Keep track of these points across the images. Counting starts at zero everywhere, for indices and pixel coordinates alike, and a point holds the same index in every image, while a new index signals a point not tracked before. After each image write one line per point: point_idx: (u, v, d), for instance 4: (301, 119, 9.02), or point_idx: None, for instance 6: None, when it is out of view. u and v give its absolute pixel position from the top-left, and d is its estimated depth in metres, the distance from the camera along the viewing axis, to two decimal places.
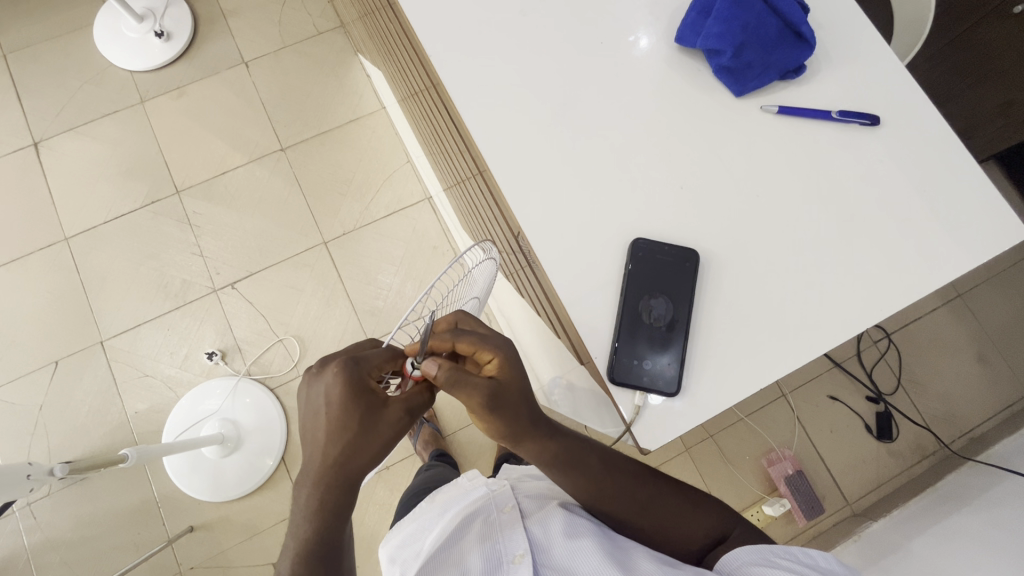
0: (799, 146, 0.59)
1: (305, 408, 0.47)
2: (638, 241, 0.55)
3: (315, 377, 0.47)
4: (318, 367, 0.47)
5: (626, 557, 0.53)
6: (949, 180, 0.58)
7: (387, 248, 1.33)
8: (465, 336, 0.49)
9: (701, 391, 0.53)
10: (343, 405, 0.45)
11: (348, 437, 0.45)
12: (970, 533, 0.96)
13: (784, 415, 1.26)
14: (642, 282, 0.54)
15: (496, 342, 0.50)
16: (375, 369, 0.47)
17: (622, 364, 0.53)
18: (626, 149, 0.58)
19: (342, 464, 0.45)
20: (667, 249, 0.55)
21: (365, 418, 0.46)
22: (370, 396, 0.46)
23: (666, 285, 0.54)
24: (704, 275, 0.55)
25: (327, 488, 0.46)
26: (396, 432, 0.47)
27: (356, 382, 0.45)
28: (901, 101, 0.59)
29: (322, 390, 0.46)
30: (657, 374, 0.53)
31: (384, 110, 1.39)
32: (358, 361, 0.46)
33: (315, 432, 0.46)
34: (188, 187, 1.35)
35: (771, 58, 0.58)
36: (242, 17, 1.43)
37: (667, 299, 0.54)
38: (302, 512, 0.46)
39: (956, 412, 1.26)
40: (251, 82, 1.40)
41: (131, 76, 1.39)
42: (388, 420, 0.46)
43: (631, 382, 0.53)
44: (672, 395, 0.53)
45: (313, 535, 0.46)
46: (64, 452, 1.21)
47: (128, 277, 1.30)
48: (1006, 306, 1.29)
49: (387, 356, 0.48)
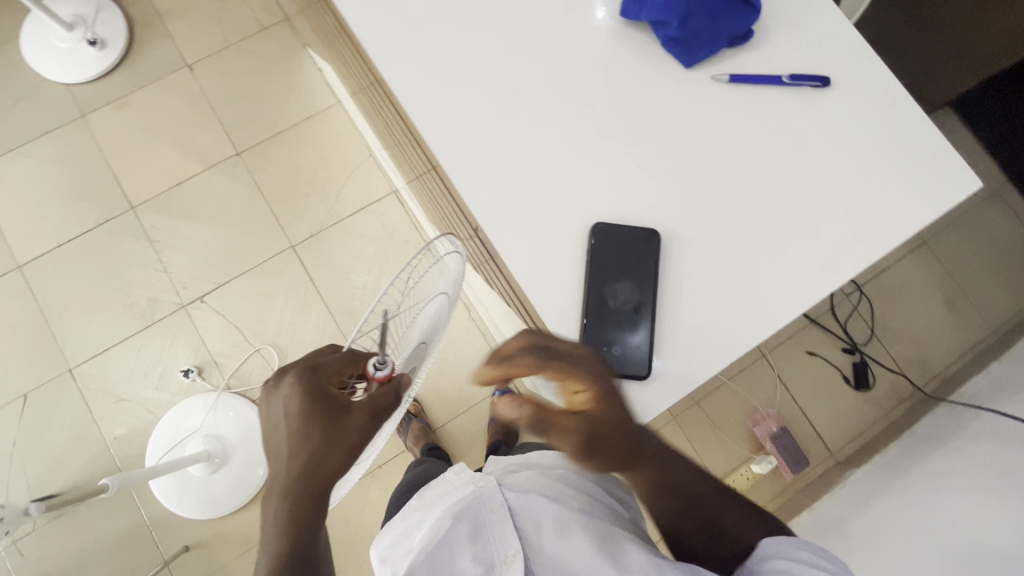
0: (753, 113, 0.58)
1: (266, 422, 0.47)
2: (599, 226, 0.55)
3: (273, 391, 0.47)
4: (275, 380, 0.47)
5: (614, 546, 0.54)
6: (902, 136, 0.58)
7: (357, 246, 1.30)
8: (554, 366, 0.47)
9: (672, 371, 0.54)
10: (303, 415, 0.44)
11: (310, 448, 0.44)
12: (947, 473, 1.00)
13: (765, 375, 1.28)
14: (605, 268, 0.54)
15: (585, 371, 0.48)
16: (334, 375, 0.46)
17: (592, 352, 0.53)
18: (581, 130, 0.57)
19: (308, 476, 0.44)
20: (627, 231, 0.55)
21: (326, 427, 0.44)
22: (330, 402, 0.44)
23: (628, 266, 0.53)
24: (666, 253, 0.55)
25: (294, 501, 0.45)
26: (361, 439, 0.43)
27: (314, 390, 0.45)
28: (850, 59, 0.59)
29: (281, 403, 0.45)
30: (627, 357, 0.53)
31: (340, 104, 1.35)
32: (316, 369, 0.45)
33: (279, 447, 0.45)
34: (143, 202, 1.30)
35: (718, 26, 0.57)
36: (180, 18, 1.37)
37: (631, 281, 0.54)
38: (272, 527, 0.47)
39: (928, 356, 1.30)
40: (197, 86, 1.34)
41: (68, 90, 1.32)
42: (351, 427, 0.43)
43: (602, 367, 0.52)
44: (645, 378, 0.53)
45: (287, 548, 0.47)
46: (44, 486, 1.17)
47: (90, 300, 1.26)
48: (969, 249, 1.33)
49: (346, 359, 0.47)
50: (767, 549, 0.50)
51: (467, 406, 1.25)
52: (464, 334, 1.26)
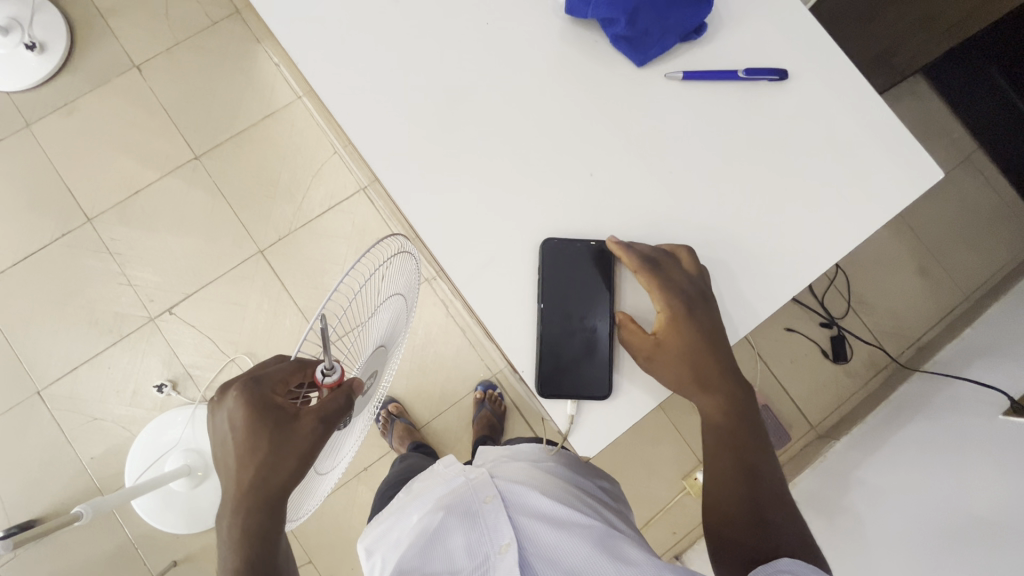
0: (708, 110, 0.58)
1: (215, 437, 0.47)
2: (548, 242, 0.54)
3: (218, 406, 0.47)
4: (219, 395, 0.47)
5: (611, 544, 0.53)
6: (858, 125, 0.58)
7: (329, 247, 1.27)
8: (653, 276, 0.52)
9: (633, 389, 0.54)
10: (249, 426, 0.45)
11: (260, 457, 0.45)
12: (922, 441, 1.02)
13: (745, 355, 1.29)
14: (562, 286, 0.53)
15: (675, 298, 0.52)
16: (280, 383, 0.46)
17: (552, 375, 0.53)
18: (535, 137, 0.56)
19: (261, 483, 0.46)
20: (577, 246, 0.54)
21: (274, 436, 0.45)
22: (277, 412, 0.45)
23: (577, 284, 0.53)
24: (618, 264, 0.55)
25: (246, 512, 0.46)
26: (313, 443, 0.46)
27: (258, 401, 0.45)
28: (803, 50, 0.59)
29: (226, 417, 0.46)
30: (586, 376, 0.53)
31: (301, 99, 1.30)
32: (259, 379, 0.46)
33: (227, 459, 0.46)
34: (100, 213, 1.25)
35: (669, 22, 0.56)
36: (124, 15, 1.29)
37: (583, 299, 0.54)
38: (227, 543, 0.46)
39: (903, 325, 1.31)
40: (148, 88, 1.28)
41: (9, 98, 1.25)
42: (303, 433, 0.45)
43: (561, 391, 0.52)
44: (606, 396, 0.53)
45: (242, 565, 0.45)
46: (22, 511, 1.15)
47: (53, 318, 1.21)
48: (941, 216, 1.33)
49: (292, 368, 0.47)
50: (787, 565, 0.46)
51: (451, 403, 1.24)
52: (443, 331, 1.25)
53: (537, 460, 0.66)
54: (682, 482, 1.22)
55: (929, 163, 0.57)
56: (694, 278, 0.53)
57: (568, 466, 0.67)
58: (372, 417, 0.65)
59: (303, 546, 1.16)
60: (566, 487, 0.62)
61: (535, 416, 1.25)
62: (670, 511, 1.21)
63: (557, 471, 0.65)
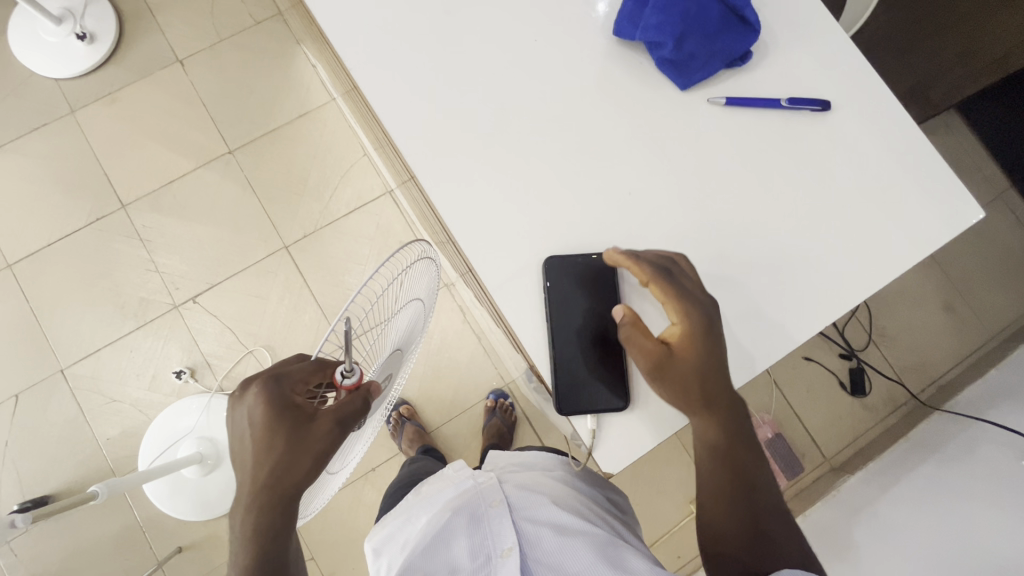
0: (749, 135, 0.58)
1: (233, 433, 0.48)
2: (551, 260, 0.54)
3: (238, 402, 0.48)
4: (240, 391, 0.47)
5: (613, 551, 0.51)
6: (898, 159, 0.58)
7: (352, 247, 1.29)
8: (665, 285, 0.51)
9: (655, 404, 0.54)
10: (267, 424, 0.45)
11: (276, 456, 0.45)
12: (939, 481, 0.99)
13: (760, 381, 1.28)
14: (576, 300, 0.54)
15: (690, 308, 0.51)
16: (299, 383, 0.47)
17: (569, 389, 0.53)
18: (572, 152, 0.57)
19: (276, 479, 0.46)
20: (580, 261, 0.55)
21: (291, 436, 0.46)
22: (296, 411, 0.46)
23: (586, 298, 0.54)
24: (630, 277, 0.55)
25: (260, 509, 0.46)
26: (328, 446, 0.45)
27: (278, 399, 0.46)
28: (846, 82, 0.59)
29: (245, 413, 0.47)
30: (605, 390, 0.53)
31: (335, 101, 1.32)
32: (280, 378, 0.46)
33: (244, 456, 0.47)
34: (134, 200, 1.28)
35: (714, 47, 0.57)
36: (171, 12, 1.34)
37: (596, 313, 0.55)
38: (239, 539, 0.46)
39: (925, 362, 1.29)
40: (189, 82, 1.32)
41: (57, 85, 1.30)
42: (317, 434, 0.45)
43: (580, 408, 0.52)
44: (624, 408, 0.53)
45: (251, 562, 0.46)
46: (37, 486, 1.17)
47: (81, 300, 1.24)
48: (970, 254, 1.31)
49: (312, 368, 0.48)
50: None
51: (461, 409, 1.24)
52: (458, 337, 1.25)
53: (548, 470, 0.66)
54: (688, 506, 1.21)
55: (968, 200, 0.57)
56: (704, 292, 0.52)
57: (579, 476, 0.67)
58: (383, 419, 0.65)
59: (306, 541, 1.16)
60: (574, 497, 0.61)
61: (544, 427, 1.25)
62: (675, 534, 1.19)
63: (567, 480, 0.65)
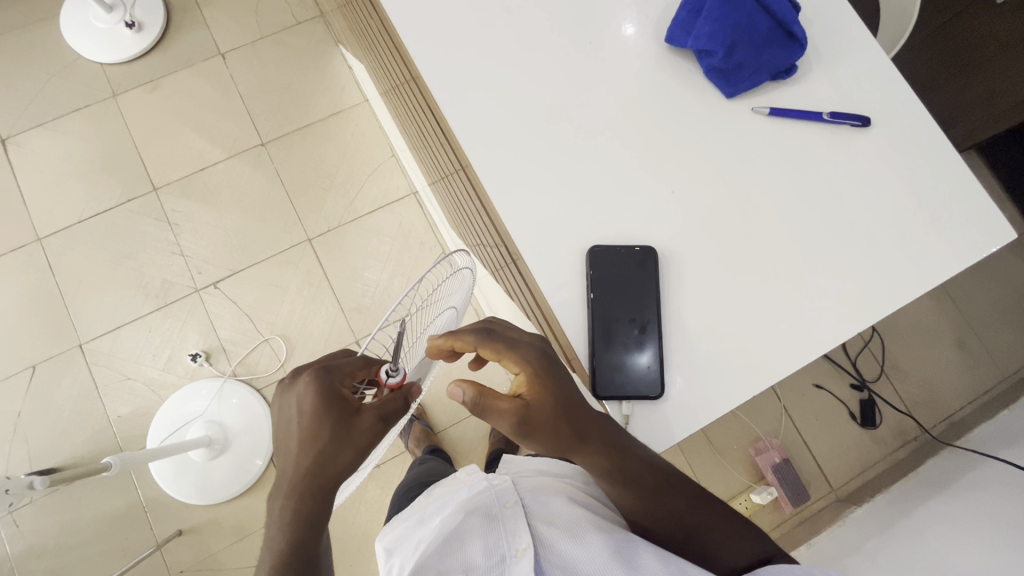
0: (787, 146, 0.61)
1: (278, 420, 0.49)
2: (595, 250, 0.57)
3: (287, 389, 0.49)
4: (291, 377, 0.49)
5: (627, 550, 0.50)
6: (927, 183, 0.60)
7: (373, 245, 1.31)
8: (495, 344, 0.49)
9: (685, 396, 0.56)
10: (316, 413, 0.46)
11: (320, 445, 0.46)
12: (949, 514, 0.98)
13: (770, 405, 1.28)
14: (610, 290, 0.57)
15: (523, 354, 0.49)
16: (348, 377, 0.48)
17: (603, 374, 0.56)
18: (615, 153, 0.60)
19: (318, 471, 0.46)
20: (622, 253, 0.57)
21: (337, 427, 0.46)
22: (341, 403, 0.47)
23: (625, 288, 0.56)
24: (664, 275, 0.58)
25: (299, 497, 0.46)
26: (371, 440, 0.46)
27: (327, 389, 0.47)
28: (882, 103, 0.62)
29: (294, 401, 0.47)
30: (639, 381, 0.56)
31: (367, 103, 1.36)
32: (329, 369, 0.48)
33: (288, 443, 0.47)
34: (165, 184, 1.31)
35: (762, 59, 0.60)
36: (217, 7, 1.39)
37: (633, 305, 0.57)
38: (277, 523, 0.47)
39: (937, 398, 1.29)
40: (228, 74, 1.36)
41: (101, 69, 1.34)
42: (361, 428, 0.46)
43: (613, 394, 0.56)
44: (657, 398, 0.56)
45: (287, 545, 0.46)
46: (45, 458, 1.18)
47: (106, 277, 1.27)
48: (987, 293, 1.32)
49: (360, 363, 0.50)
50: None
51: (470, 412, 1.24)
52: None
53: (564, 477, 0.65)
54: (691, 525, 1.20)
55: (997, 225, 0.59)
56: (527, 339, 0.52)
57: (594, 486, 0.65)
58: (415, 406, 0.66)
59: None
60: (589, 505, 0.60)
61: None
62: None
63: (583, 489, 0.64)
